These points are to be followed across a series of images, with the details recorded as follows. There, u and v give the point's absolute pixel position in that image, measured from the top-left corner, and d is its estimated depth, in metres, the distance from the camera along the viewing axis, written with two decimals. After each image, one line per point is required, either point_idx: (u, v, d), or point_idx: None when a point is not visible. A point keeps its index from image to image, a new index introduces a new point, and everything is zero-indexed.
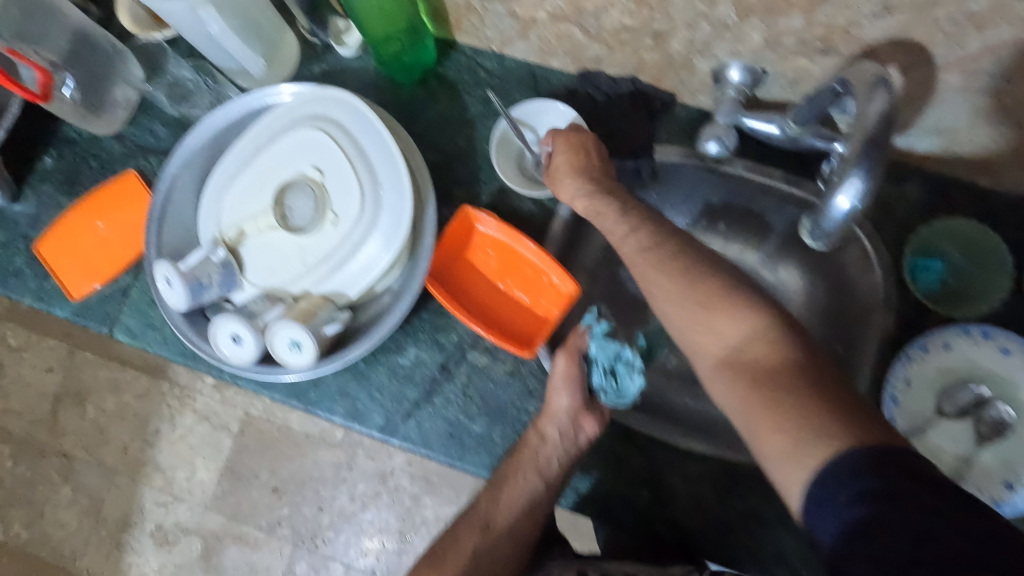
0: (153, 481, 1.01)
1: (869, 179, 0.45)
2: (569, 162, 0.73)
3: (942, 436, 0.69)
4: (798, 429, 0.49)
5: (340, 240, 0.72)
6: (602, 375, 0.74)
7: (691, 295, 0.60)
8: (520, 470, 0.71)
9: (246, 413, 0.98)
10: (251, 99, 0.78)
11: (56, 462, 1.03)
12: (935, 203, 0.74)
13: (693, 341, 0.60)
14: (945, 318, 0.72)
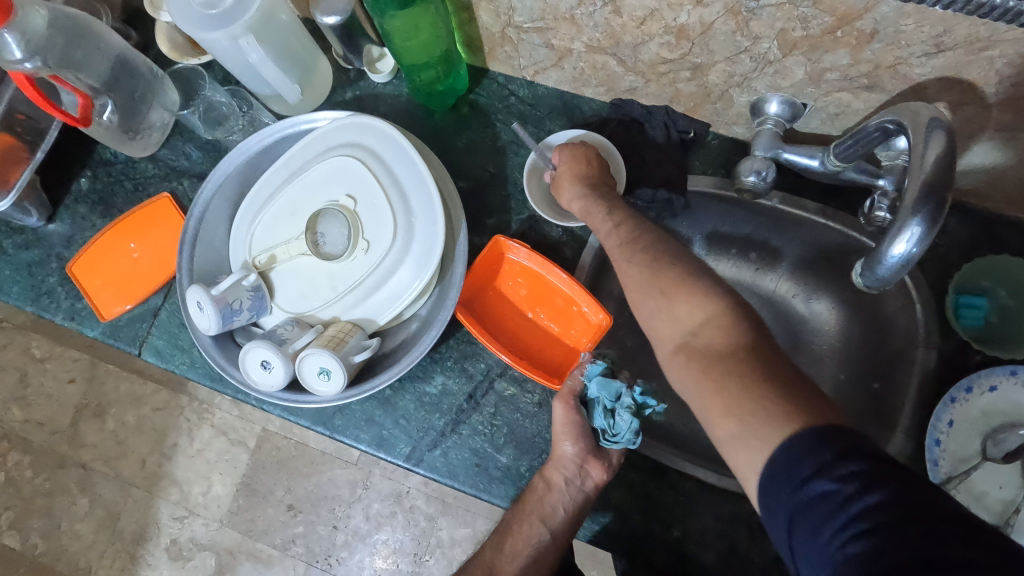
0: (169, 495, 1.03)
1: (930, 224, 0.43)
2: (571, 167, 0.74)
3: (987, 480, 0.67)
4: (747, 414, 0.49)
5: (371, 267, 0.72)
6: (601, 417, 0.68)
7: (652, 280, 0.59)
8: (540, 513, 0.69)
9: (263, 429, 0.99)
10: (287, 126, 0.78)
11: (75, 472, 1.06)
12: (979, 240, 0.73)
13: (653, 326, 0.59)
14: (989, 358, 0.70)
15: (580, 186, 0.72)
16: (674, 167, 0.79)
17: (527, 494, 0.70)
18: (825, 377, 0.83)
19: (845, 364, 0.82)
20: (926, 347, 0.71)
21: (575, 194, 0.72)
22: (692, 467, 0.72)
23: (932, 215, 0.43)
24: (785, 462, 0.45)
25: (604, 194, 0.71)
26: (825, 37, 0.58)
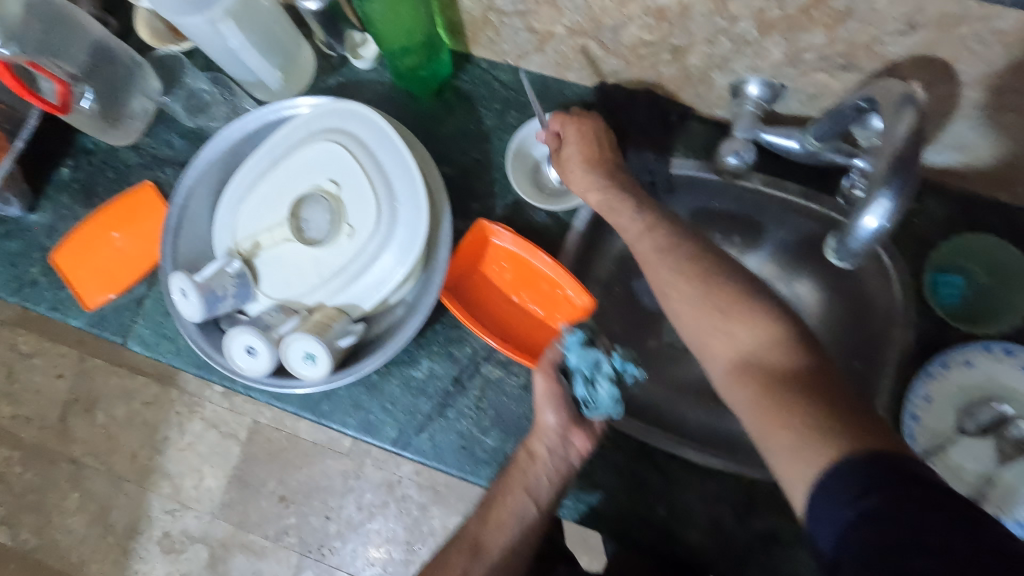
0: (161, 488, 1.00)
1: (898, 198, 0.44)
2: (582, 154, 0.74)
3: (964, 454, 0.69)
4: (805, 430, 0.50)
5: (355, 252, 0.72)
6: (580, 386, 0.68)
7: (704, 297, 0.60)
8: (526, 487, 0.68)
9: (256, 421, 0.97)
10: (268, 112, 0.78)
11: (66, 468, 1.02)
12: (958, 219, 0.73)
13: (705, 343, 0.61)
14: (966, 335, 0.71)
15: (593, 175, 0.73)
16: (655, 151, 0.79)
17: (512, 468, 0.70)
18: None
19: (834, 347, 0.82)
20: (906, 326, 0.71)
21: (592, 185, 0.72)
22: (676, 446, 0.73)
23: (901, 189, 0.45)
24: (842, 479, 0.46)
25: (629, 188, 0.72)
26: (801, 16, 0.59)
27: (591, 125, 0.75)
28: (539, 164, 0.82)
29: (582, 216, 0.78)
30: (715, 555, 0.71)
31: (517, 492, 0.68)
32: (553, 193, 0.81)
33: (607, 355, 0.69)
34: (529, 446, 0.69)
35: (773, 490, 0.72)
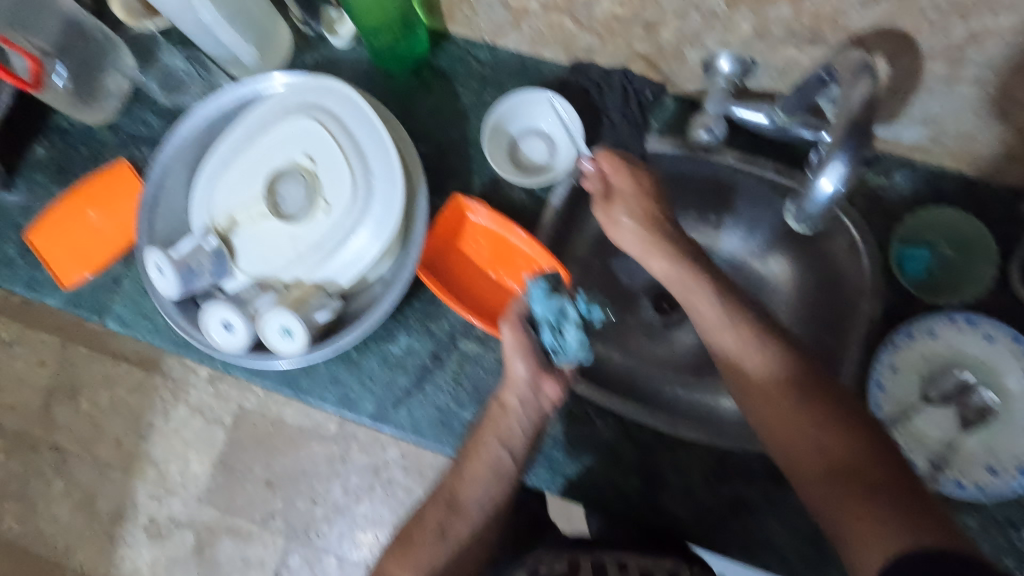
0: (146, 476, 1.15)
1: (851, 159, 0.46)
2: (637, 214, 0.72)
3: (928, 422, 0.71)
4: (881, 527, 0.51)
5: (331, 227, 0.72)
6: (548, 335, 0.68)
7: (787, 392, 0.61)
8: (498, 445, 0.70)
9: (240, 408, 1.14)
10: (244, 89, 0.78)
11: (49, 455, 1.17)
12: (923, 194, 0.75)
13: (767, 427, 0.62)
14: (931, 306, 0.73)
15: (657, 247, 0.71)
16: (630, 128, 0.80)
17: (484, 424, 0.71)
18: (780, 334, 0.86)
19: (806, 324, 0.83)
20: (872, 298, 0.73)
21: (660, 260, 0.71)
22: (649, 416, 0.75)
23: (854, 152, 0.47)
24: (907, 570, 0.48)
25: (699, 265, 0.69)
26: None
27: (639, 181, 0.74)
28: (516, 141, 0.82)
29: (558, 193, 0.78)
30: (686, 523, 0.73)
31: (491, 452, 0.70)
32: (528, 170, 0.82)
33: (571, 301, 0.69)
34: (499, 397, 0.71)
35: (744, 458, 0.74)
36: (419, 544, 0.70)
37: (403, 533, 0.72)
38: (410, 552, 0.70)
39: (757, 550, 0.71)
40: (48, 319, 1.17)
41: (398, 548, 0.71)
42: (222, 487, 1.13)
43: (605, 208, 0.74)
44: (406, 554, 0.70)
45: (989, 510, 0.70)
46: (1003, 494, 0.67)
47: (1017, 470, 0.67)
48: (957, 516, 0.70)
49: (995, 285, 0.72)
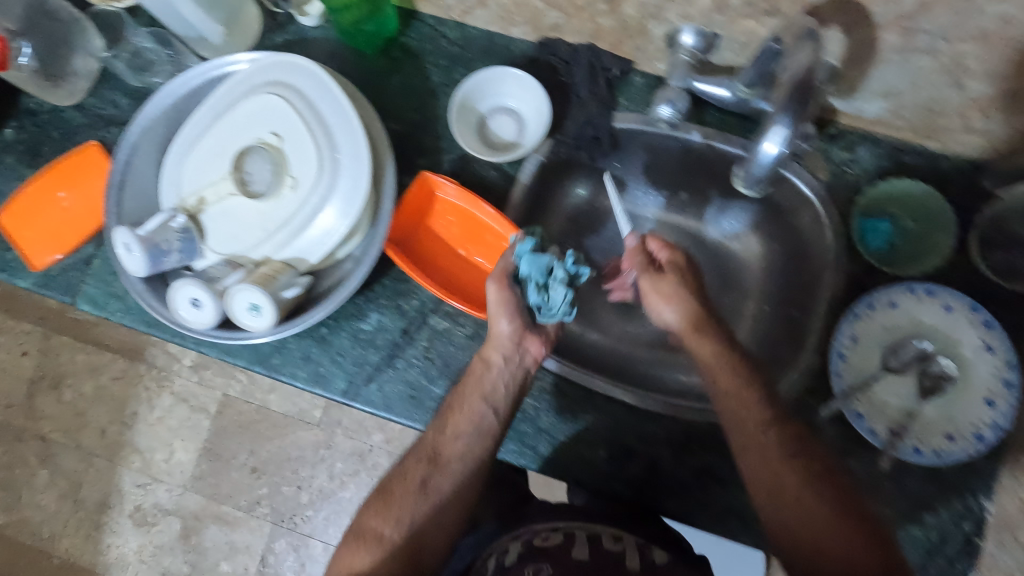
0: (132, 462, 1.35)
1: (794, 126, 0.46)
2: (686, 314, 0.70)
3: (887, 390, 0.72)
4: None
5: (299, 205, 0.72)
6: (534, 293, 0.70)
7: (820, 492, 0.61)
8: (475, 400, 0.72)
9: (225, 396, 1.32)
10: (209, 67, 0.77)
11: (35, 443, 1.36)
12: (887, 167, 0.76)
13: (786, 519, 0.61)
14: (892, 278, 0.74)
15: (697, 322, 0.70)
16: (597, 105, 0.80)
17: (464, 380, 0.73)
18: (749, 311, 0.87)
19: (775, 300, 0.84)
20: (835, 271, 0.74)
21: (702, 340, 0.69)
22: (615, 389, 0.76)
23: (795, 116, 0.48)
24: None
25: (748, 367, 0.67)
26: None
27: (691, 269, 0.74)
28: (484, 120, 0.83)
29: (529, 166, 0.79)
30: (652, 493, 0.74)
31: (466, 413, 0.71)
32: (496, 147, 0.82)
33: (559, 261, 0.71)
34: (481, 353, 0.73)
35: (710, 429, 0.75)
36: (399, 496, 0.70)
37: (386, 483, 0.72)
38: (391, 504, 0.70)
39: (721, 518, 0.73)
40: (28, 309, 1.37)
41: (379, 497, 0.71)
42: (208, 474, 1.35)
43: (653, 277, 0.73)
44: (387, 502, 0.70)
45: (947, 477, 0.71)
46: (959, 459, 0.68)
47: (972, 436, 0.69)
48: (914, 483, 0.71)
49: (954, 256, 0.73)
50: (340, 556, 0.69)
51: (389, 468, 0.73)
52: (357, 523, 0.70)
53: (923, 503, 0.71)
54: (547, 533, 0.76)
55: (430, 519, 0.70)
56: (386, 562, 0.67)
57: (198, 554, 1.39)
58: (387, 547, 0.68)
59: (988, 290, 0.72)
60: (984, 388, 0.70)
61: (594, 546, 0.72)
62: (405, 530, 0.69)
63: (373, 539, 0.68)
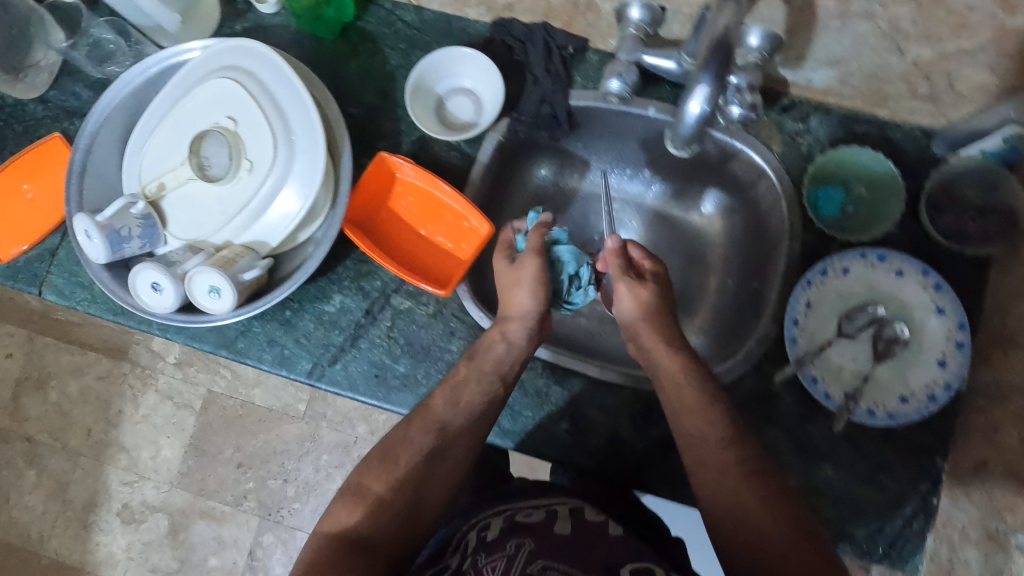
0: (118, 461, 1.38)
1: (713, 83, 0.48)
2: (647, 316, 0.73)
3: (843, 355, 0.73)
4: None
5: (256, 187, 0.73)
6: (566, 282, 0.79)
7: (776, 513, 0.61)
8: (481, 372, 0.72)
9: (209, 391, 1.37)
10: (166, 55, 0.78)
11: (22, 446, 1.39)
12: (839, 136, 0.77)
13: (737, 531, 0.62)
14: (845, 245, 0.76)
15: (652, 321, 0.73)
16: (553, 84, 0.81)
17: (480, 351, 0.73)
18: (713, 285, 0.88)
19: (736, 272, 0.85)
20: (789, 240, 0.75)
21: (670, 353, 0.71)
22: (577, 364, 0.78)
23: (716, 74, 0.49)
24: None
25: (717, 395, 0.68)
26: None
27: (664, 283, 0.76)
28: (442, 100, 0.85)
29: (486, 147, 0.81)
30: (614, 464, 0.75)
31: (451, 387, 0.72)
32: (455, 128, 0.85)
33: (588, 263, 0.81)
34: (505, 326, 0.74)
35: None
36: (402, 463, 0.69)
37: (386, 447, 0.71)
38: (390, 468, 0.69)
39: (682, 486, 0.74)
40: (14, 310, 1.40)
41: (379, 459, 0.70)
42: (194, 470, 1.37)
43: (630, 283, 0.74)
44: (385, 465, 0.69)
45: (904, 439, 0.72)
46: (913, 420, 0.70)
47: (926, 397, 0.70)
48: (873, 445, 0.72)
49: (902, 221, 0.75)
50: (331, 512, 0.68)
51: (391, 431, 0.72)
52: (354, 480, 0.70)
53: (881, 464, 0.72)
54: (526, 509, 0.70)
55: (425, 486, 0.69)
56: (376, 523, 0.66)
57: (186, 550, 1.39)
58: (379, 507, 0.67)
59: (938, 254, 0.74)
60: (937, 350, 0.71)
61: (576, 518, 0.68)
62: (399, 494, 0.68)
63: (365, 499, 0.68)
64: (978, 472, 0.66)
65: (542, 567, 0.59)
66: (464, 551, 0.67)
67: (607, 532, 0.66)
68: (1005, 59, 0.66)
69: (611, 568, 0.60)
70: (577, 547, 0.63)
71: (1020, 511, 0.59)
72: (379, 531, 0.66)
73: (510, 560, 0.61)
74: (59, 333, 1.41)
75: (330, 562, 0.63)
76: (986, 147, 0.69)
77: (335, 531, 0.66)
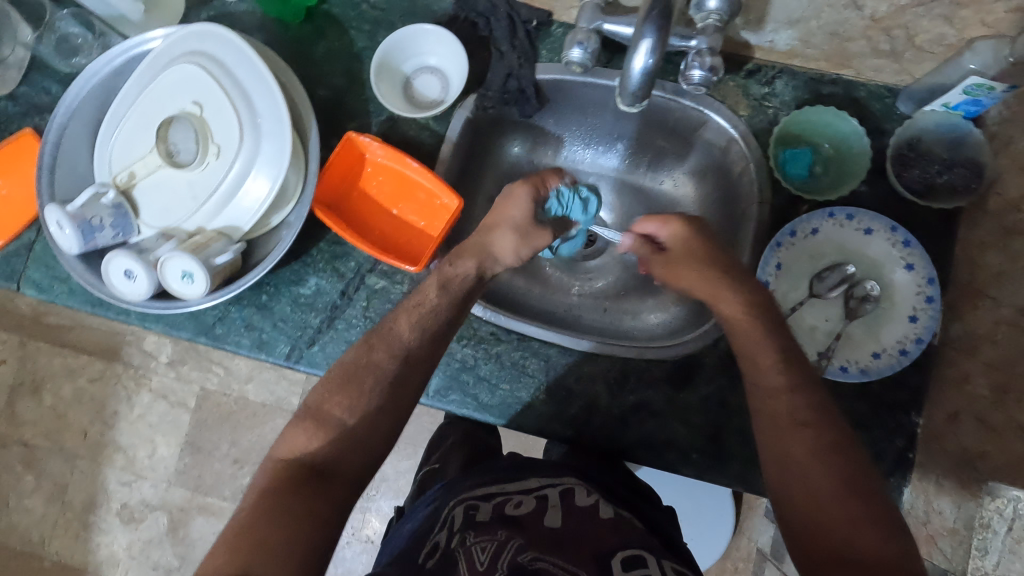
0: (118, 459, 1.39)
1: (657, 37, 0.53)
2: (700, 284, 0.69)
3: (815, 315, 0.74)
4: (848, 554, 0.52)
5: (224, 171, 0.73)
6: (567, 202, 0.82)
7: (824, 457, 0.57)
8: (443, 296, 0.71)
9: (203, 388, 1.38)
10: (131, 44, 0.78)
11: (22, 448, 1.40)
12: (805, 99, 0.77)
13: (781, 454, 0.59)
14: (814, 205, 0.76)
15: (707, 284, 0.68)
16: (520, 58, 0.81)
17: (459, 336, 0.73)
18: None
19: None
20: (760, 204, 0.75)
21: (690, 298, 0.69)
22: (554, 334, 0.78)
23: (659, 27, 0.53)
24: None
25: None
26: None
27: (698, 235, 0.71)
28: (409, 79, 0.86)
29: (453, 123, 0.81)
30: (591, 433, 0.76)
31: (411, 338, 0.69)
32: (423, 106, 0.85)
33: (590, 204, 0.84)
34: (485, 263, 0.75)
35: (644, 366, 0.77)
36: (366, 388, 0.66)
37: (348, 370, 0.68)
38: (355, 394, 0.66)
39: (659, 451, 0.74)
40: (5, 316, 1.40)
41: (340, 383, 0.67)
42: (192, 466, 1.38)
43: (663, 264, 0.73)
44: (346, 389, 0.67)
45: (880, 397, 0.72)
46: (884, 375, 0.70)
47: (897, 352, 0.70)
48: (848, 403, 0.72)
49: (868, 180, 0.75)
50: (287, 437, 0.65)
51: (350, 354, 0.70)
52: (313, 405, 0.67)
53: (857, 421, 0.72)
54: (517, 497, 0.68)
55: (388, 415, 0.66)
56: (332, 451, 0.63)
57: (187, 546, 1.38)
58: (336, 434, 0.64)
59: (906, 211, 0.74)
60: (908, 306, 0.71)
61: (568, 505, 0.66)
62: (359, 420, 0.65)
63: (324, 425, 0.65)
64: (950, 423, 0.66)
65: (534, 558, 0.57)
66: (451, 529, 0.64)
67: (599, 517, 0.64)
68: (959, 9, 0.68)
69: (604, 558, 0.58)
70: (569, 536, 0.61)
71: (990, 458, 0.60)
72: (336, 457, 0.63)
73: (500, 546, 0.59)
74: (50, 337, 1.40)
75: (286, 488, 0.59)
76: (949, 101, 0.70)
77: (290, 456, 0.63)
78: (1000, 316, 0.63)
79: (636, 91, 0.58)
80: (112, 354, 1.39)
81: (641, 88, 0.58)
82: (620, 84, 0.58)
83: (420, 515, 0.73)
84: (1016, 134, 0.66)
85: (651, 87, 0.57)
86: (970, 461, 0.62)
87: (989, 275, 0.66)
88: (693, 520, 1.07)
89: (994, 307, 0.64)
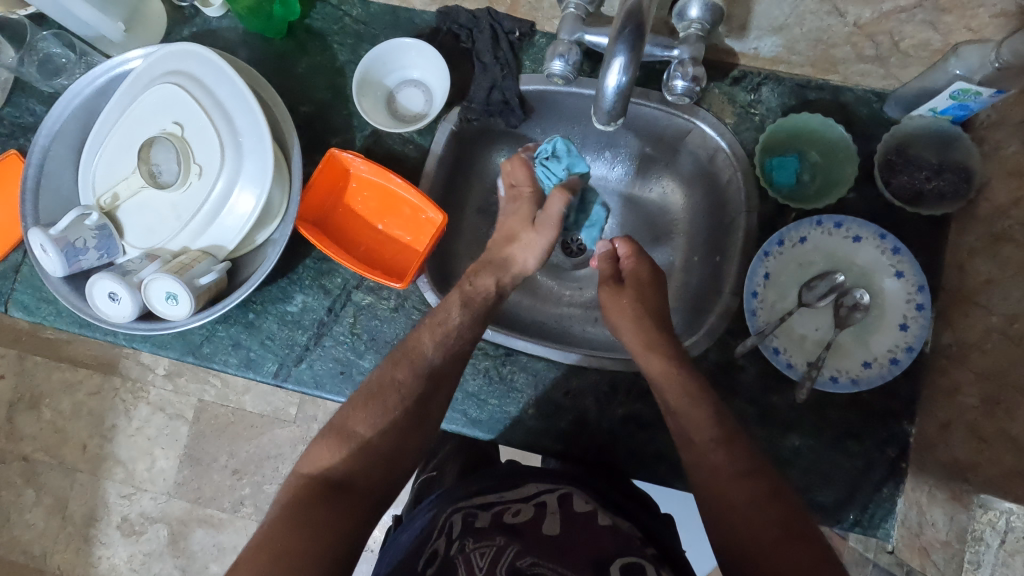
0: (117, 473, 1.39)
1: (630, 57, 0.53)
2: (642, 325, 0.71)
3: (805, 324, 0.73)
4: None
5: (206, 191, 0.72)
6: (548, 173, 0.84)
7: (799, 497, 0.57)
8: (465, 313, 0.72)
9: (200, 401, 1.38)
10: (114, 65, 0.78)
11: (21, 463, 1.40)
12: (791, 105, 0.76)
13: (730, 470, 0.58)
14: (802, 214, 0.75)
15: (653, 326, 0.71)
16: (504, 69, 0.81)
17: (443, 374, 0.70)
18: (679, 262, 0.87)
19: (699, 249, 0.84)
20: (746, 212, 0.75)
21: (638, 322, 0.72)
22: (542, 348, 0.77)
23: (631, 44, 0.53)
24: None
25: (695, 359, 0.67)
26: None
27: (652, 282, 0.76)
28: (391, 92, 0.85)
29: (437, 137, 0.80)
30: (581, 446, 0.75)
31: (410, 371, 0.68)
32: (407, 120, 0.84)
33: (559, 145, 0.84)
34: (505, 276, 0.77)
35: (634, 379, 0.76)
36: (392, 405, 0.66)
37: (374, 387, 0.67)
38: (379, 410, 0.66)
39: (649, 463, 0.74)
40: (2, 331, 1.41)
41: (363, 399, 0.67)
42: (191, 479, 1.38)
43: (612, 289, 0.76)
44: (369, 405, 0.66)
45: (871, 406, 0.71)
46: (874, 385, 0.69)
47: (888, 361, 0.70)
48: (838, 413, 0.71)
49: (856, 186, 0.74)
50: (311, 452, 0.64)
51: (376, 372, 0.69)
52: (338, 421, 0.66)
53: (848, 431, 0.71)
54: (514, 505, 0.67)
55: (409, 427, 0.66)
56: (358, 466, 0.62)
57: (188, 558, 1.39)
58: (361, 448, 0.64)
59: (894, 218, 0.73)
60: (899, 314, 0.70)
61: (566, 511, 0.65)
62: (382, 434, 0.65)
63: (348, 441, 0.64)
64: (942, 433, 0.65)
65: (533, 563, 0.57)
66: (450, 535, 0.64)
67: (596, 522, 0.64)
68: (943, 15, 0.66)
69: (604, 565, 0.58)
70: (569, 544, 0.60)
71: (981, 470, 0.59)
72: (359, 472, 0.62)
73: (499, 551, 0.59)
74: (46, 352, 1.41)
75: (308, 505, 0.59)
76: (936, 105, 0.69)
77: (313, 471, 0.62)
78: (990, 324, 0.62)
79: (611, 109, 0.58)
80: (109, 368, 1.39)
81: (616, 106, 0.58)
82: (595, 102, 0.58)
83: (417, 525, 0.71)
84: (1005, 138, 0.65)
85: (625, 103, 0.56)
86: (961, 472, 0.61)
87: (979, 282, 0.65)
88: (691, 527, 1.07)
89: (985, 314, 0.63)
